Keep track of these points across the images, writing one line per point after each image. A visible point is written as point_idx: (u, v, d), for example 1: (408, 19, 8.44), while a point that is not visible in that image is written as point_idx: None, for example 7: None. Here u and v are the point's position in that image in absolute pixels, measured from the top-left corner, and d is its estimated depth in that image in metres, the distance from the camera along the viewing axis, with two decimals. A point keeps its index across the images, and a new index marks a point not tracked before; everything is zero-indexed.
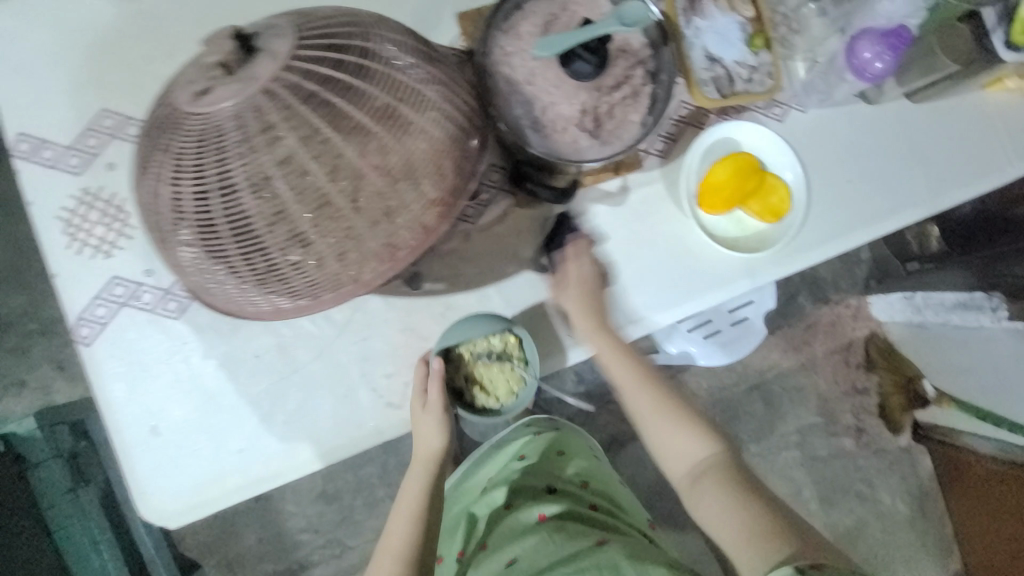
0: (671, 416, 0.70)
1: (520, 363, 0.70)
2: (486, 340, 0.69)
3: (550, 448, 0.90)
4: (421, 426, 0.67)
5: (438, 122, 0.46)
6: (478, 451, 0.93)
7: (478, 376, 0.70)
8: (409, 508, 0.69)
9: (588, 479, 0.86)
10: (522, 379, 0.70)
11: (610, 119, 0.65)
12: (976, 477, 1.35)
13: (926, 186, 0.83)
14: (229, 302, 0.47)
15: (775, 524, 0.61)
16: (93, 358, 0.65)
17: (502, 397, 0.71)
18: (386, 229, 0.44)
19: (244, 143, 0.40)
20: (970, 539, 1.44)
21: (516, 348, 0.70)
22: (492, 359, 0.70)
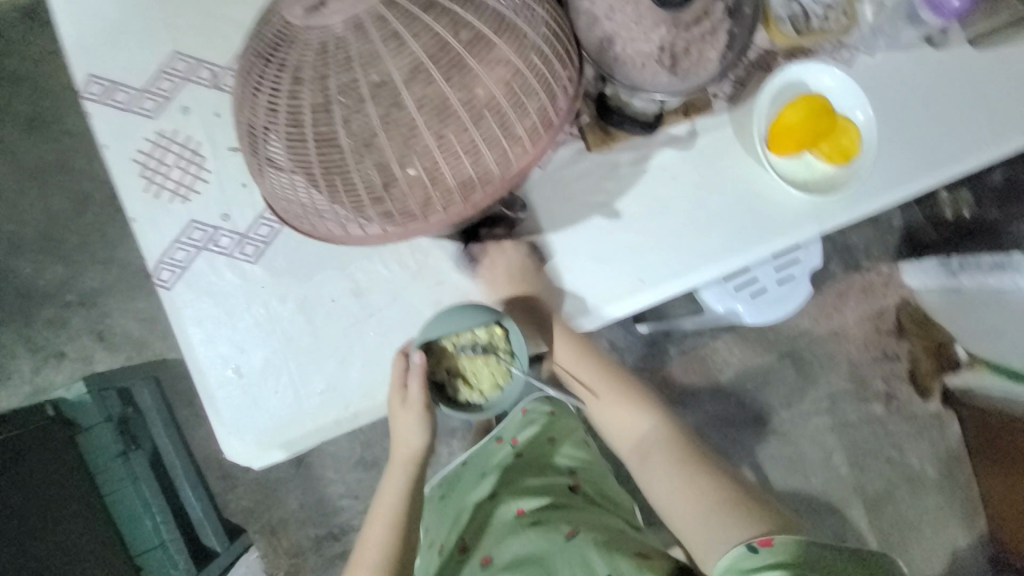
0: (615, 396, 0.73)
1: (507, 355, 0.63)
2: (471, 331, 0.63)
3: (541, 435, 0.90)
4: (402, 421, 0.65)
5: (547, 39, 0.46)
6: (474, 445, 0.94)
7: (461, 369, 0.64)
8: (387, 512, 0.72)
9: (576, 468, 0.88)
10: (509, 373, 0.63)
11: (688, 57, 0.63)
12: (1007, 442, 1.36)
13: (993, 131, 0.81)
14: (338, 228, 0.47)
15: (726, 493, 0.64)
16: (174, 301, 0.65)
17: (487, 391, 0.63)
18: (499, 144, 0.44)
19: (368, 53, 0.40)
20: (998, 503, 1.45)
21: (502, 340, 0.64)
22: (476, 352, 0.63)
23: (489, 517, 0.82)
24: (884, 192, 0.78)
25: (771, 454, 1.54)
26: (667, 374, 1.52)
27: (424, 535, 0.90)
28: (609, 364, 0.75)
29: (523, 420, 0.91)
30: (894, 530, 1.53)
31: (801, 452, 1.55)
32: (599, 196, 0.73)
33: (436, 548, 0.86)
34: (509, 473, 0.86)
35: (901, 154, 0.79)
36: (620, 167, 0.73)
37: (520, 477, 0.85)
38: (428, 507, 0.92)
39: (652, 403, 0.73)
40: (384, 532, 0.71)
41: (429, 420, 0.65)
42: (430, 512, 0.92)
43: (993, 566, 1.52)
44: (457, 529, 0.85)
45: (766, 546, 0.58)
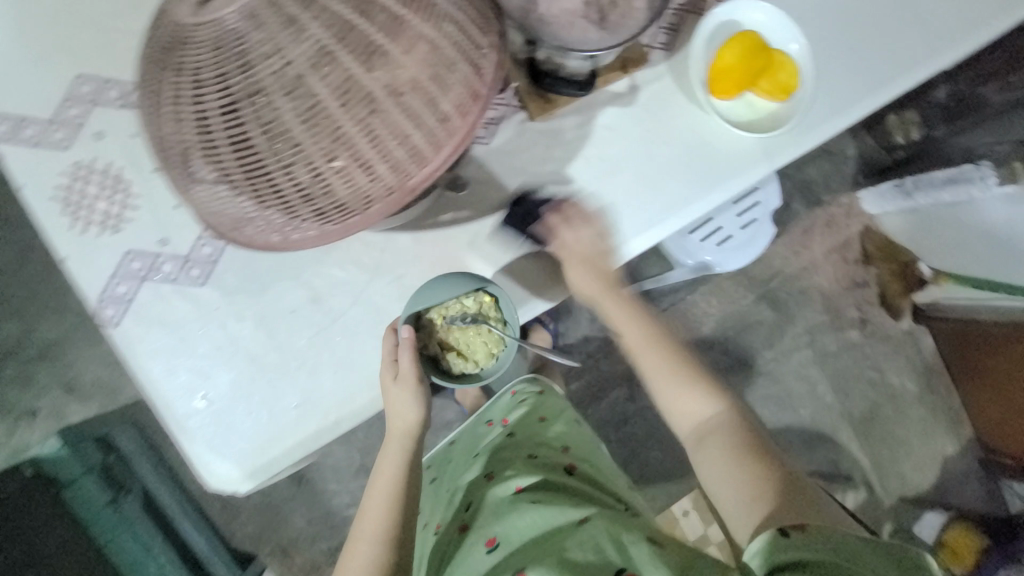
0: (677, 377, 0.74)
1: (498, 323, 0.67)
2: (459, 302, 0.66)
3: (532, 415, 0.97)
4: (394, 398, 0.64)
5: (460, 5, 0.44)
6: (466, 429, 1.04)
7: (454, 342, 0.67)
8: (385, 488, 0.74)
9: (568, 443, 0.92)
10: (502, 341, 0.67)
11: (614, 9, 0.62)
12: (973, 347, 1.42)
13: (927, 45, 0.82)
14: (273, 234, 0.44)
15: (777, 485, 0.65)
16: (126, 337, 0.62)
17: (481, 360, 0.67)
18: (427, 121, 0.42)
19: (267, 43, 0.38)
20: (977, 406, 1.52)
21: (493, 309, 0.67)
22: (467, 322, 0.66)
23: (487, 496, 0.84)
24: (830, 120, 0.79)
25: (760, 395, 1.59)
26: None
27: (423, 520, 0.94)
28: (674, 348, 0.75)
29: (513, 401, 1.01)
30: (884, 447, 1.60)
31: (788, 388, 1.60)
32: (549, 165, 0.72)
33: (434, 529, 0.90)
34: (504, 454, 0.90)
35: (841, 82, 0.79)
36: (566, 132, 0.72)
37: (514, 455, 0.89)
38: (424, 492, 0.97)
39: (717, 389, 0.73)
40: (384, 512, 0.72)
41: (422, 393, 0.65)
42: (428, 497, 0.97)
43: (980, 465, 1.60)
44: (455, 509, 0.89)
45: (801, 531, 0.58)
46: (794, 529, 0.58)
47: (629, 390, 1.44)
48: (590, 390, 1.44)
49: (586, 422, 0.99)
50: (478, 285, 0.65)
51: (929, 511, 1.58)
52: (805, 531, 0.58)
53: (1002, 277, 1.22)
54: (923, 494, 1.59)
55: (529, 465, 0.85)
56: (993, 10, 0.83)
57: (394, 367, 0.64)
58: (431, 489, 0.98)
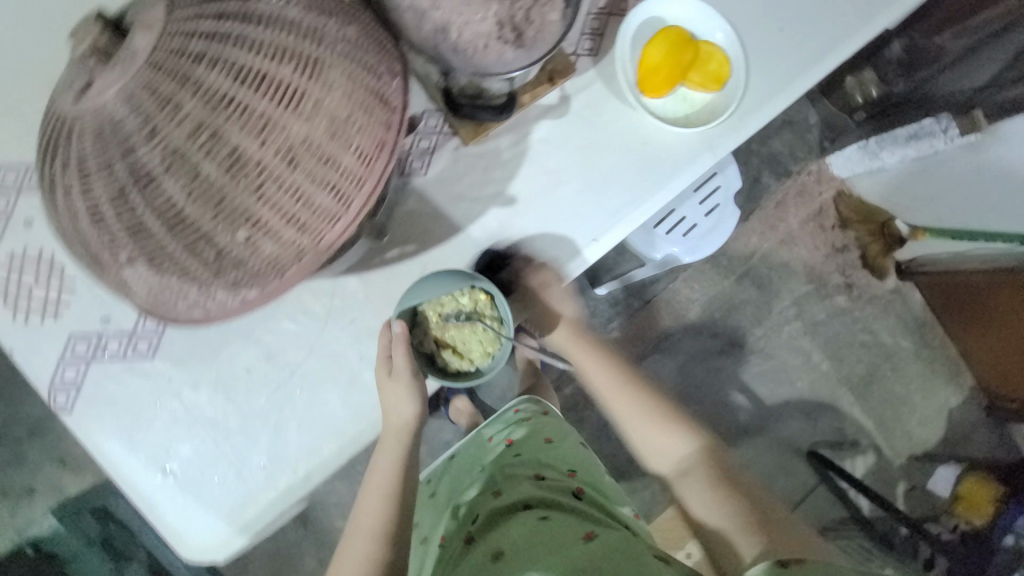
0: (650, 418, 0.81)
1: (494, 322, 0.65)
2: (455, 298, 0.65)
3: (537, 435, 0.97)
4: (391, 393, 0.63)
5: (349, 55, 0.42)
6: (468, 445, 1.03)
7: (450, 338, 0.65)
8: (379, 488, 0.70)
9: (575, 468, 0.91)
10: (497, 340, 0.65)
11: (530, 24, 0.61)
12: (968, 296, 1.39)
13: (859, 12, 0.80)
14: (195, 309, 0.44)
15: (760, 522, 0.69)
16: (81, 422, 0.62)
17: (477, 359, 0.65)
18: (328, 180, 0.41)
19: (145, 126, 0.37)
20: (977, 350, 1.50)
21: (488, 307, 0.65)
22: (462, 320, 0.65)
23: (493, 510, 0.84)
24: (772, 99, 0.77)
25: (755, 372, 1.58)
26: (638, 326, 1.54)
27: (424, 535, 0.93)
28: (646, 392, 0.83)
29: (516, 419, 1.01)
30: (886, 407, 1.60)
31: (782, 362, 1.59)
32: (492, 187, 0.71)
33: (438, 542, 0.89)
34: (510, 470, 0.91)
35: (776, 61, 0.78)
36: (503, 152, 0.71)
37: (520, 472, 0.90)
38: (422, 506, 0.98)
39: (688, 426, 0.79)
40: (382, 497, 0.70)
41: (419, 389, 0.63)
42: (429, 512, 0.96)
43: (984, 411, 1.59)
44: (458, 523, 0.89)
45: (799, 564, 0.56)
46: (793, 562, 0.57)
47: None
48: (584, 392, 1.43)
49: (590, 447, 0.98)
50: (472, 280, 0.64)
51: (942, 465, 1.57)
52: (802, 564, 0.56)
53: (982, 227, 1.22)
54: (932, 449, 1.58)
55: (536, 484, 0.86)
56: None
57: (391, 362, 0.63)
58: (432, 504, 0.97)
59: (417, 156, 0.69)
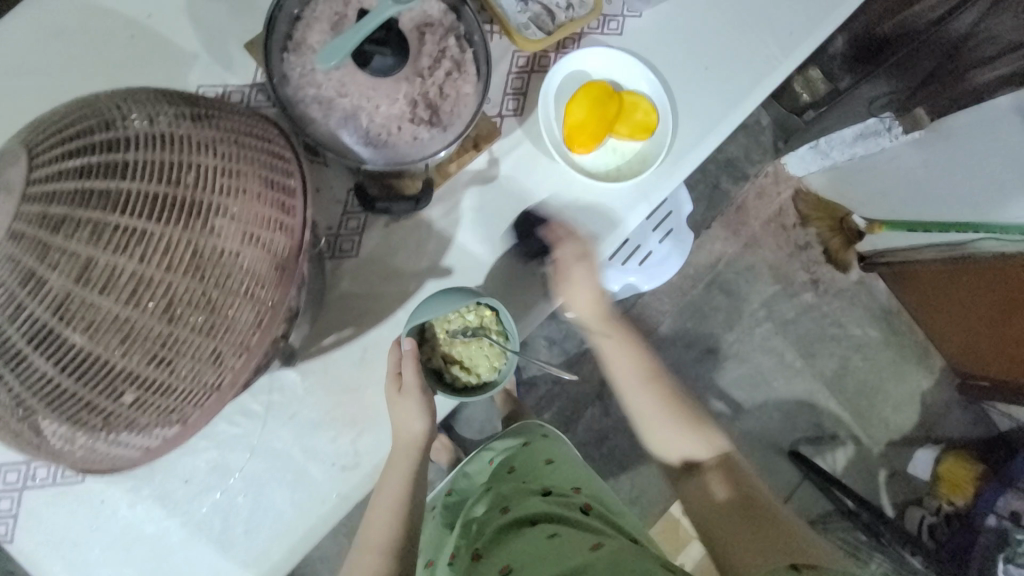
0: (666, 412, 0.76)
1: (499, 337, 0.64)
2: (460, 315, 0.64)
3: (540, 456, 0.93)
4: (399, 409, 0.62)
5: (232, 190, 0.41)
6: (469, 467, 1.03)
7: (457, 355, 0.65)
8: (387, 508, 0.65)
9: (579, 484, 0.86)
10: (504, 354, 0.64)
11: (444, 100, 0.60)
12: (939, 284, 1.34)
13: (781, 45, 0.80)
14: (90, 462, 0.42)
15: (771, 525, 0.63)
16: (24, 552, 0.60)
17: (484, 373, 0.65)
18: (219, 325, 0.41)
19: (9, 301, 0.35)
20: (949, 334, 1.44)
21: (493, 322, 0.64)
22: (468, 337, 0.64)
23: (501, 528, 0.78)
24: (700, 144, 0.77)
25: (732, 378, 1.55)
26: None
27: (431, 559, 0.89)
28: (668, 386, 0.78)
29: (517, 442, 1.00)
30: (861, 397, 1.56)
31: (757, 364, 1.56)
32: (428, 259, 0.69)
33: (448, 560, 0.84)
34: (514, 489, 0.86)
35: (704, 103, 0.78)
36: (434, 224, 0.70)
37: (527, 489, 0.85)
38: (431, 526, 0.96)
39: (710, 430, 0.75)
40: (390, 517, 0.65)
41: (429, 406, 0.62)
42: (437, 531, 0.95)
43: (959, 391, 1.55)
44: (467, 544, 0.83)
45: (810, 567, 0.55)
46: (804, 566, 0.55)
47: (602, 407, 1.38)
48: (561, 421, 1.38)
49: (591, 469, 0.94)
50: (480, 297, 0.63)
51: (921, 447, 1.53)
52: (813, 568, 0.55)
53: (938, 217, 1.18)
54: (911, 434, 1.55)
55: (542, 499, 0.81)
56: None
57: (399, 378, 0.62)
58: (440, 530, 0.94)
59: (347, 238, 0.67)
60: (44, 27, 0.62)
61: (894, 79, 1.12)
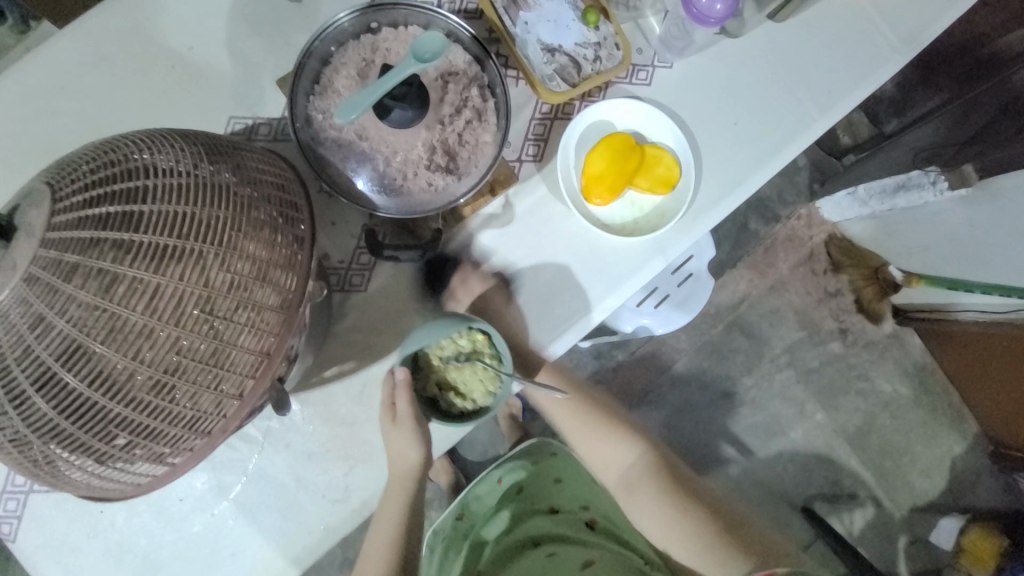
0: (599, 430, 0.73)
1: (493, 360, 0.60)
2: (453, 341, 0.60)
3: (548, 475, 0.87)
4: (394, 441, 0.62)
5: (237, 241, 0.42)
6: (465, 491, 0.87)
7: (451, 381, 0.61)
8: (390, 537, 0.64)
9: (588, 502, 0.83)
10: (498, 378, 0.60)
11: (462, 149, 0.61)
12: (979, 349, 1.22)
13: (817, 102, 0.77)
14: (80, 490, 0.44)
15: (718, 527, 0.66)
16: (26, 552, 0.62)
17: (479, 399, 0.60)
18: (214, 375, 0.42)
19: (19, 341, 0.37)
20: (988, 401, 1.31)
21: (486, 345, 0.61)
22: (462, 361, 0.60)
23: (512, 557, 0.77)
24: (723, 200, 0.75)
25: (746, 424, 1.43)
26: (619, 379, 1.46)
27: None
28: (593, 400, 0.75)
29: (522, 456, 0.89)
30: (884, 457, 1.43)
31: (774, 413, 1.43)
32: (437, 297, 0.70)
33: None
34: (523, 512, 0.83)
35: (730, 160, 0.75)
36: (444, 263, 0.70)
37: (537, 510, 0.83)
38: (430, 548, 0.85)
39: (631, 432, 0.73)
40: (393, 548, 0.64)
41: (424, 436, 0.61)
42: (437, 556, 0.84)
43: (991, 459, 1.40)
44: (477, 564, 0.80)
45: None
46: None
47: None
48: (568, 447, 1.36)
49: None
50: (471, 321, 0.60)
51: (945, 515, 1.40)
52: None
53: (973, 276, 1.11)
54: (935, 501, 1.41)
55: (550, 519, 0.80)
56: (891, 44, 0.78)
57: (393, 406, 0.61)
58: (440, 551, 0.83)
59: (356, 272, 0.68)
60: (91, 53, 0.65)
61: (948, 124, 1.11)
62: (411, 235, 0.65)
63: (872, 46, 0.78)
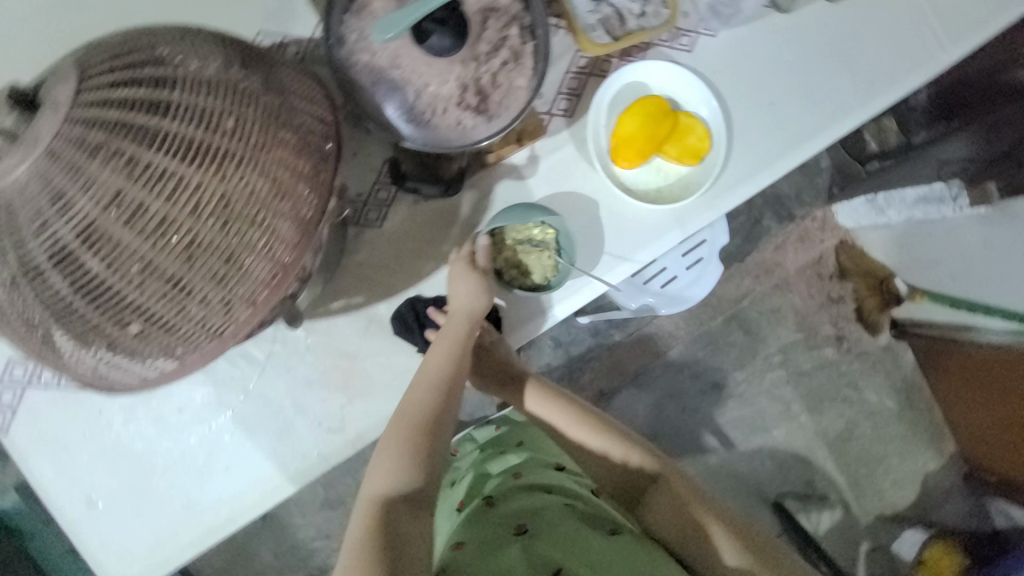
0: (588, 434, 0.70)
1: (556, 252, 0.69)
2: (528, 228, 0.69)
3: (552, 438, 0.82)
4: (460, 286, 0.64)
5: (266, 145, 0.41)
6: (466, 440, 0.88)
7: (517, 262, 0.70)
8: (428, 380, 0.61)
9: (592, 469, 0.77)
10: (557, 268, 0.70)
11: (494, 90, 0.59)
12: (976, 374, 1.21)
13: (858, 92, 0.75)
14: (76, 375, 0.43)
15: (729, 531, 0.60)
16: (18, 445, 0.63)
17: (537, 281, 0.71)
18: (234, 275, 0.41)
19: (39, 216, 0.37)
20: (969, 421, 1.32)
21: (554, 239, 0.69)
22: (531, 247, 0.69)
23: (513, 492, 0.71)
24: (751, 180, 0.74)
25: (731, 417, 1.44)
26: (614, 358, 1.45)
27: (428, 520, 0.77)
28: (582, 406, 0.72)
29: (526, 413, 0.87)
30: (860, 464, 1.45)
31: (759, 409, 1.45)
32: (451, 244, 0.69)
33: (454, 506, 0.76)
34: (528, 458, 0.78)
35: (760, 140, 0.74)
36: (463, 210, 0.69)
37: (541, 457, 0.78)
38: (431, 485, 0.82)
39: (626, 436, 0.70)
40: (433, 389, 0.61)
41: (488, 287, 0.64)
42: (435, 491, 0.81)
43: (963, 480, 1.42)
44: (475, 494, 0.75)
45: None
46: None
47: None
48: None
49: None
50: (548, 214, 0.67)
51: (911, 526, 1.44)
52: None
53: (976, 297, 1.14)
54: (902, 511, 1.45)
55: (556, 474, 0.74)
56: (942, 42, 0.76)
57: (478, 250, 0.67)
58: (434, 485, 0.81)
59: (374, 208, 0.67)
60: None
61: (980, 140, 1.11)
62: (433, 171, 0.65)
63: (923, 39, 0.76)
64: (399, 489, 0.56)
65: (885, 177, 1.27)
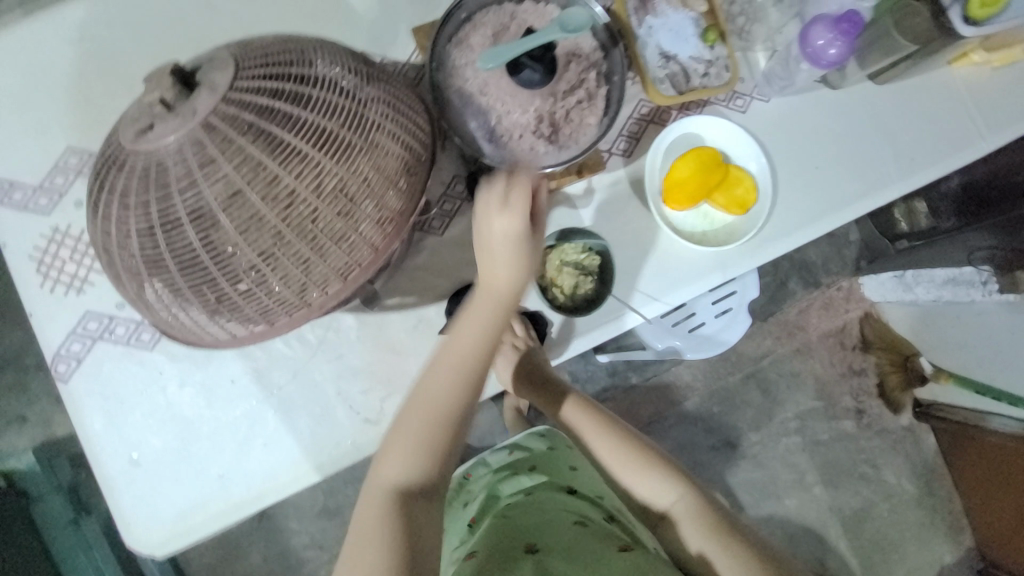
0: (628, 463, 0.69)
1: (596, 277, 0.74)
2: (575, 251, 0.74)
3: (562, 462, 0.79)
4: (497, 246, 0.57)
5: (380, 142, 0.47)
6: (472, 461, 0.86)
7: (558, 280, 0.74)
8: (456, 356, 0.56)
9: (603, 492, 0.74)
10: (594, 292, 0.74)
11: (567, 123, 0.65)
12: (998, 467, 1.17)
13: (900, 166, 0.80)
14: (175, 322, 0.48)
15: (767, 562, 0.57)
16: (73, 394, 0.66)
17: (574, 300, 0.75)
18: (333, 250, 0.46)
19: (187, 176, 0.42)
20: (989, 517, 1.27)
21: (597, 265, 0.74)
22: (575, 269, 0.74)
23: (524, 512, 0.69)
24: (793, 234, 0.78)
25: (743, 479, 1.40)
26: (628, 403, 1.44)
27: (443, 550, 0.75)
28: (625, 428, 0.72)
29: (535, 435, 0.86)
30: (874, 549, 1.39)
31: (773, 474, 1.41)
32: None
33: (468, 525, 0.75)
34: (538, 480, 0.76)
35: (805, 198, 0.79)
36: None
37: (552, 480, 0.76)
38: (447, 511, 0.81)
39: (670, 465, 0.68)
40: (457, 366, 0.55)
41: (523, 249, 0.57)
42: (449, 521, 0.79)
43: None
44: (488, 513, 0.74)
45: None
46: None
47: None
48: None
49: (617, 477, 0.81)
50: (596, 242, 0.74)
51: None
52: None
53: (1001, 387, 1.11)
54: None
55: (566, 497, 0.71)
56: (981, 130, 0.81)
57: (534, 222, 0.59)
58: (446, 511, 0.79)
59: (438, 217, 0.72)
60: None
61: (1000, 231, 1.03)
62: None
63: (963, 126, 0.81)
64: (413, 480, 0.52)
65: (913, 256, 1.24)
